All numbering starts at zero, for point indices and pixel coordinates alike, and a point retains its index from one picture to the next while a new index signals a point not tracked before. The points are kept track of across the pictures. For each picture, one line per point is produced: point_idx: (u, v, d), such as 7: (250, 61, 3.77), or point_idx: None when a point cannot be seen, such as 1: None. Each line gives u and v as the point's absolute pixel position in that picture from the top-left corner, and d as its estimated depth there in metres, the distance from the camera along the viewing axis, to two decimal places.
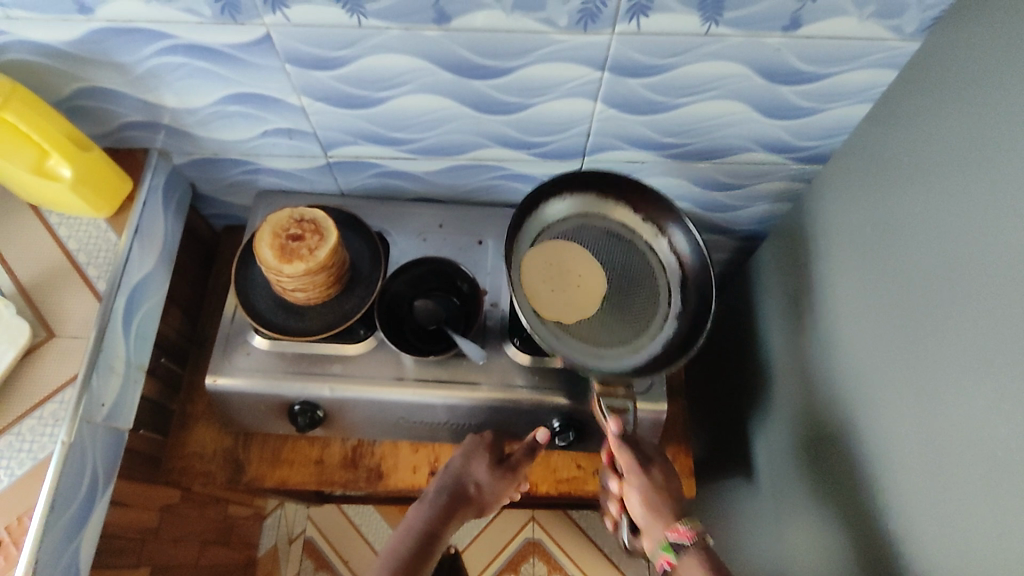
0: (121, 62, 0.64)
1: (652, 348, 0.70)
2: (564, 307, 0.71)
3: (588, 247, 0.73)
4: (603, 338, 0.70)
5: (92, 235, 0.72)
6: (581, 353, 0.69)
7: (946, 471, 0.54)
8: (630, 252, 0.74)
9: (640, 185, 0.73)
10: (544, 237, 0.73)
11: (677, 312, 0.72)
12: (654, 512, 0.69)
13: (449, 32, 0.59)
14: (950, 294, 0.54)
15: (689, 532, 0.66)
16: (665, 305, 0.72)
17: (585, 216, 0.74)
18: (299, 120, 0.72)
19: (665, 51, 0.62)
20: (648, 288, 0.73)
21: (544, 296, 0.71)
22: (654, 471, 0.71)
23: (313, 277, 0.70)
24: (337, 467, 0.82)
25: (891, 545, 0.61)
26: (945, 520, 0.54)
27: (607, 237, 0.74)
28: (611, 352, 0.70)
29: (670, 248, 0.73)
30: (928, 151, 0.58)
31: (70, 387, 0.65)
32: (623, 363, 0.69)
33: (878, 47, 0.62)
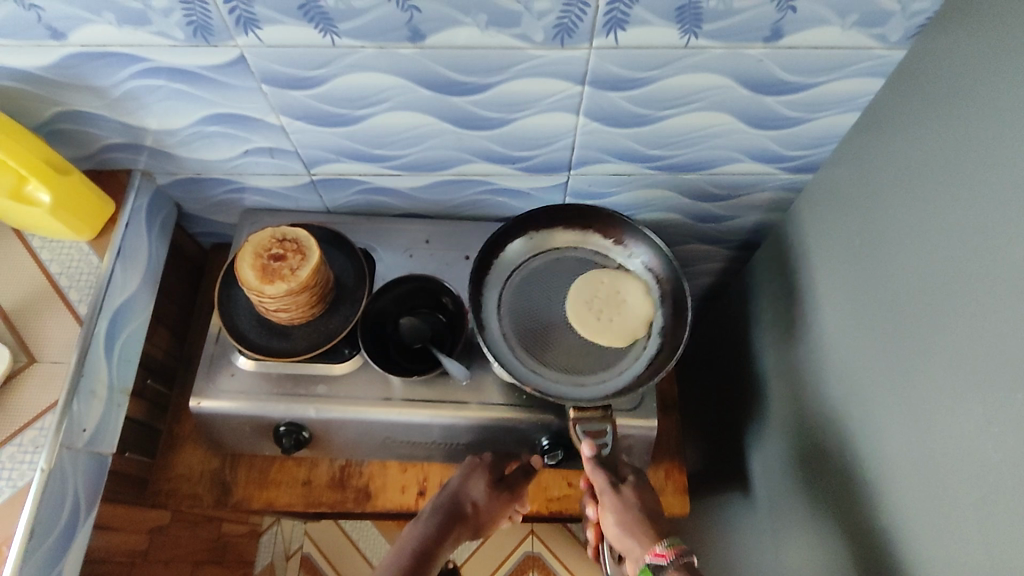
0: (97, 85, 0.64)
1: (635, 367, 0.70)
2: (547, 340, 0.71)
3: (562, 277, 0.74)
4: (580, 366, 0.70)
5: (74, 259, 0.72)
6: (558, 384, 0.69)
7: (938, 493, 0.52)
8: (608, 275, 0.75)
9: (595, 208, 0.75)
10: (515, 277, 0.75)
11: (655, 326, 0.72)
12: (630, 532, 0.65)
13: (424, 50, 0.58)
14: (939, 311, 0.53)
15: (668, 553, 0.61)
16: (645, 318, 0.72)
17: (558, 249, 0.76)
18: (280, 139, 0.71)
19: (645, 64, 0.61)
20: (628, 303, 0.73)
21: (520, 330, 0.72)
22: (626, 490, 0.67)
23: (295, 298, 0.70)
24: (325, 488, 0.81)
25: (883, 567, 0.59)
26: (935, 542, 0.52)
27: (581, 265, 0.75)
28: (590, 378, 0.70)
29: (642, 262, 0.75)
30: (916, 162, 0.56)
31: (51, 414, 0.65)
32: (605, 385, 0.69)
33: (864, 56, 0.61)
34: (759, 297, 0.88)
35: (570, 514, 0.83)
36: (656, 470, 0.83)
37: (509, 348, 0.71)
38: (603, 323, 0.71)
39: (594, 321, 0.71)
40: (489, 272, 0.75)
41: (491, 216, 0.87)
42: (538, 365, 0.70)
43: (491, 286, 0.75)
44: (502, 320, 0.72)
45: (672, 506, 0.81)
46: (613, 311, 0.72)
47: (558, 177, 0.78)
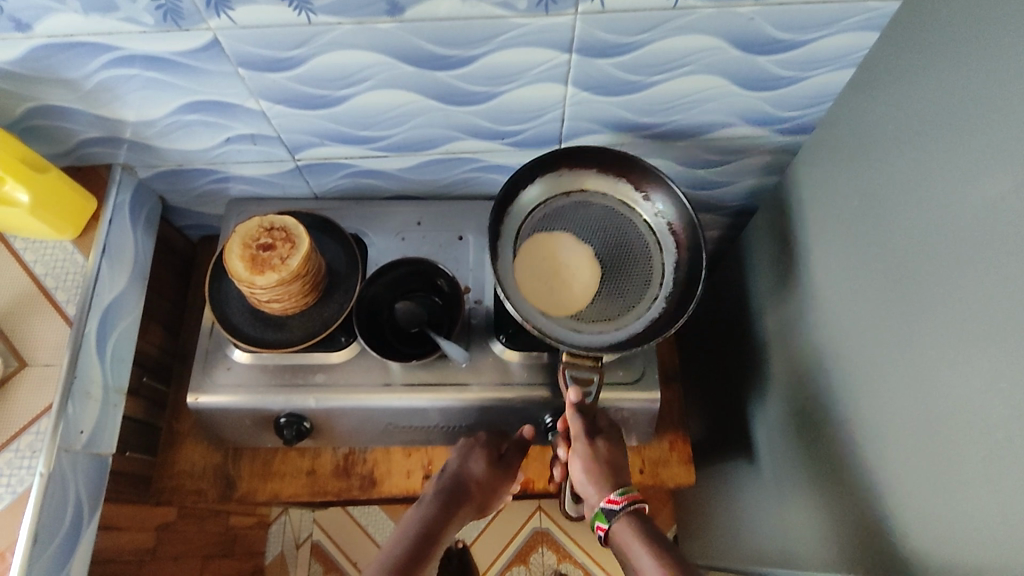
0: (69, 78, 0.62)
1: (635, 326, 0.68)
2: (552, 283, 0.69)
3: (583, 229, 0.72)
4: (586, 313, 0.68)
5: (59, 259, 0.70)
6: (557, 328, 0.66)
7: (940, 451, 0.52)
8: (626, 226, 0.72)
9: (627, 159, 0.71)
10: (534, 216, 0.72)
11: (667, 296, 0.70)
12: (592, 480, 0.66)
13: (403, 23, 0.56)
14: (941, 267, 0.52)
15: (622, 500, 0.63)
16: (657, 287, 0.70)
17: (586, 193, 0.73)
18: (262, 125, 0.69)
19: (633, 28, 0.59)
20: (642, 268, 0.71)
21: (531, 275, 0.69)
22: (600, 444, 0.68)
23: (287, 287, 0.69)
24: (330, 477, 0.80)
25: (885, 529, 0.60)
26: (940, 504, 0.52)
27: (606, 216, 0.72)
28: (588, 328, 0.68)
29: (659, 214, 0.72)
30: (916, 116, 0.55)
31: (46, 417, 0.64)
32: (601, 338, 0.67)
33: (857, 9, 0.59)
34: (757, 264, 0.87)
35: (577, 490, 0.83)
36: (661, 441, 0.82)
37: (518, 289, 0.67)
38: (580, 279, 0.69)
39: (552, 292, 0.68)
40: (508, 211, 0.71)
41: (482, 194, 0.85)
42: (544, 309, 0.67)
43: (504, 221, 0.71)
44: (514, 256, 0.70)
45: (677, 476, 0.81)
46: (572, 268, 0.70)
47: (549, 151, 0.77)
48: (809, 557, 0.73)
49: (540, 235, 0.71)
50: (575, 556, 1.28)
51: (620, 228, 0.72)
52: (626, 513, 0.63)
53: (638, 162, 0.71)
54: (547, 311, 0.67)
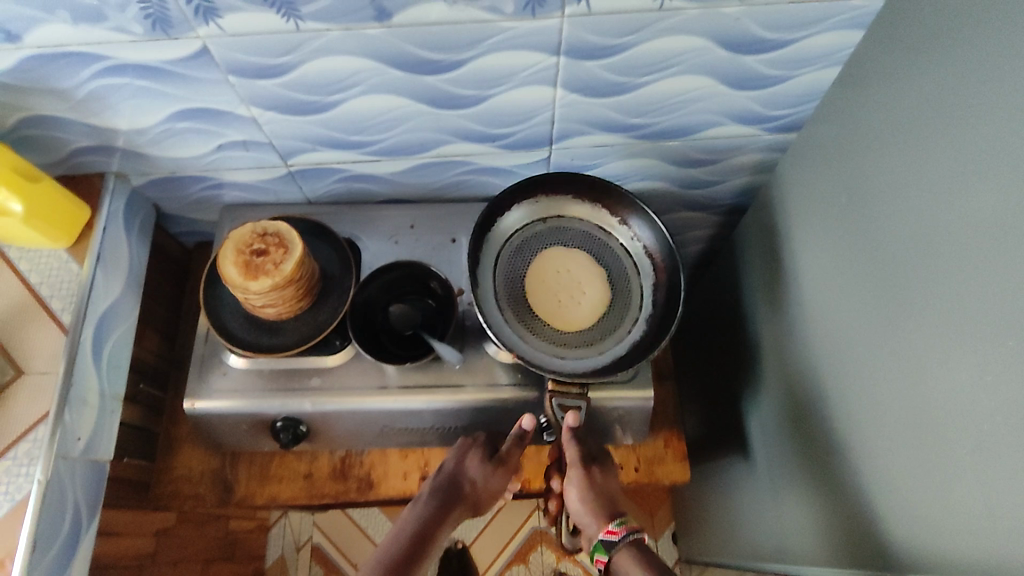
0: (60, 88, 0.62)
1: (615, 347, 0.72)
2: (535, 308, 0.73)
3: (561, 251, 0.76)
4: (568, 337, 0.72)
5: (53, 268, 0.70)
6: (540, 352, 0.71)
7: (929, 444, 0.53)
8: (604, 250, 0.76)
9: (603, 186, 0.75)
10: (514, 240, 0.76)
11: (644, 317, 0.73)
12: (589, 508, 0.68)
13: (392, 28, 0.57)
14: (928, 263, 0.52)
15: (620, 530, 0.65)
16: (635, 306, 0.74)
17: (564, 218, 0.77)
18: (253, 132, 0.70)
19: (621, 30, 0.59)
20: (621, 290, 0.75)
21: (513, 296, 0.74)
22: (595, 471, 0.71)
23: (281, 292, 0.69)
24: (327, 480, 0.81)
25: (877, 524, 0.60)
26: (929, 497, 0.53)
27: (584, 240, 0.76)
28: (570, 350, 0.72)
29: (635, 240, 0.76)
30: (901, 114, 0.55)
31: (43, 425, 0.64)
32: (584, 361, 0.71)
33: (843, 8, 0.59)
34: (749, 262, 0.87)
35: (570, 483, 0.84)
36: (656, 440, 0.82)
37: (502, 314, 0.72)
38: (583, 309, 0.74)
39: (557, 314, 0.73)
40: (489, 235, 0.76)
41: (474, 196, 0.86)
42: (526, 332, 0.72)
43: (487, 245, 0.75)
44: (497, 278, 0.74)
45: (672, 474, 0.81)
46: (575, 296, 0.74)
47: (540, 152, 0.77)
48: (803, 552, 0.74)
49: (521, 259, 0.75)
50: (574, 554, 1.29)
51: (598, 253, 0.76)
52: (626, 543, 0.64)
53: (616, 190, 0.75)
54: (530, 334, 0.72)
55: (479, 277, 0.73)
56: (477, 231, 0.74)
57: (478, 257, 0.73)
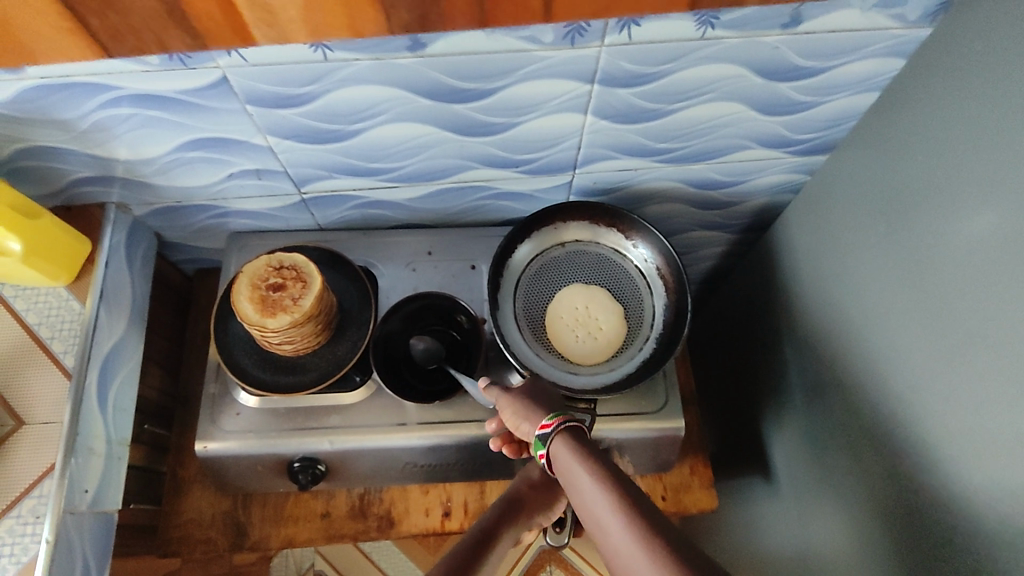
0: (63, 119, 0.58)
1: (627, 367, 0.71)
2: (551, 329, 0.73)
3: (578, 277, 0.75)
4: (582, 356, 0.72)
5: (53, 306, 0.66)
6: (554, 372, 0.70)
7: (972, 485, 0.52)
8: (620, 274, 0.75)
9: (617, 212, 0.75)
10: (533, 264, 0.76)
11: (656, 337, 0.73)
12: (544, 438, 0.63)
13: (424, 58, 0.54)
14: (971, 299, 0.51)
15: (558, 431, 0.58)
16: (647, 329, 0.73)
17: (581, 242, 0.76)
18: (268, 161, 0.66)
19: (658, 58, 0.57)
20: (635, 314, 0.74)
21: (530, 319, 0.73)
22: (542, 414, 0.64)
23: (300, 328, 0.66)
24: (346, 519, 0.78)
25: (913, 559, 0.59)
26: (972, 537, 0.52)
27: (600, 264, 0.76)
28: (585, 371, 0.71)
29: (647, 260, 0.75)
30: (940, 146, 0.54)
31: (49, 479, 0.60)
32: (597, 380, 0.71)
33: (880, 37, 0.58)
34: (768, 282, 0.86)
35: None
36: (681, 466, 0.81)
37: (518, 336, 0.72)
38: (601, 336, 0.72)
39: (574, 343, 0.72)
40: (509, 259, 0.75)
41: (491, 219, 0.83)
42: (541, 352, 0.71)
43: (506, 268, 0.75)
44: (515, 301, 0.74)
45: (700, 502, 0.80)
46: (593, 325, 0.73)
47: (562, 177, 0.75)
48: None
49: (538, 284, 0.75)
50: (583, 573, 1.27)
51: (613, 276, 0.75)
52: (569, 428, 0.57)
53: (626, 214, 0.74)
54: (546, 353, 0.72)
55: (497, 303, 0.73)
56: (496, 252, 0.74)
57: (495, 281, 0.73)
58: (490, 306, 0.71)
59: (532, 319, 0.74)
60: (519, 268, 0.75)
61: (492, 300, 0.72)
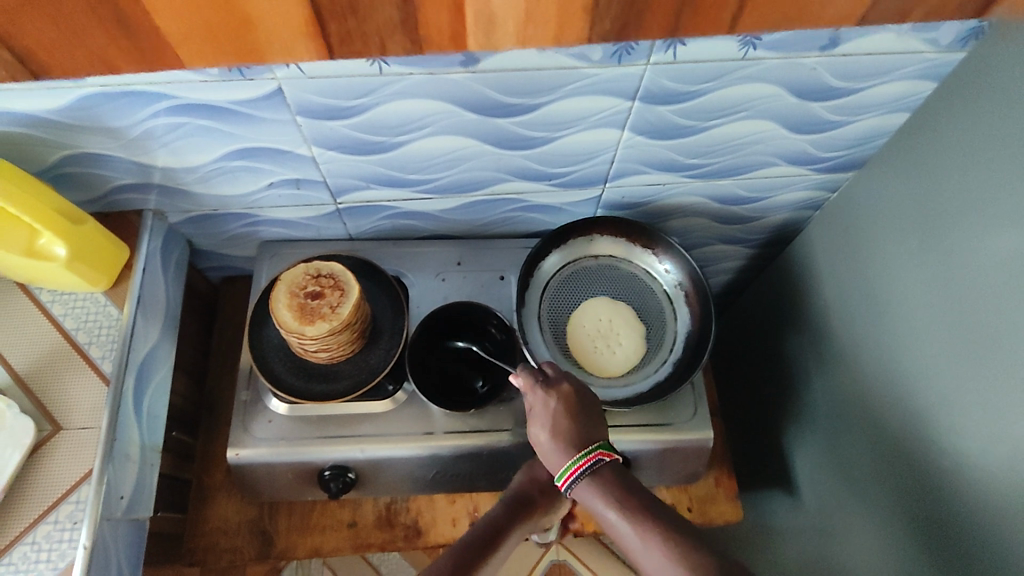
0: (113, 126, 0.58)
1: (641, 386, 0.72)
2: (573, 334, 0.74)
3: (607, 291, 0.77)
4: (599, 366, 0.73)
5: (90, 312, 0.66)
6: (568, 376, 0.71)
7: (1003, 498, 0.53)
8: (648, 294, 0.77)
9: (652, 232, 0.76)
10: (565, 270, 0.77)
11: (674, 360, 0.74)
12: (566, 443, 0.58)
13: (475, 73, 0.55)
14: (1008, 315, 0.52)
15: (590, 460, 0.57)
16: (665, 352, 0.74)
17: (615, 257, 0.78)
18: (309, 170, 0.67)
19: (699, 77, 0.59)
20: (655, 337, 0.75)
21: (552, 324, 0.75)
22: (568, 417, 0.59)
23: (337, 337, 0.66)
24: (373, 528, 0.78)
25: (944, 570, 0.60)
26: (1008, 550, 0.53)
27: (631, 283, 0.77)
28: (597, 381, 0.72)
29: (676, 284, 0.76)
30: (973, 167, 0.56)
31: (86, 485, 0.60)
32: (608, 392, 0.72)
33: (913, 60, 0.60)
34: (789, 297, 0.88)
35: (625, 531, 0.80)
36: (706, 478, 0.82)
37: (538, 337, 0.74)
38: (620, 352, 0.73)
39: (592, 351, 0.74)
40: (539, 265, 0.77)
41: (519, 231, 0.85)
42: (559, 356, 0.73)
43: (537, 269, 0.77)
44: (542, 303, 0.76)
45: (724, 513, 0.81)
46: (614, 339, 0.74)
47: (593, 190, 0.77)
48: None
49: (565, 292, 0.77)
50: None
51: (642, 297, 0.77)
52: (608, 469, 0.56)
53: (660, 234, 0.76)
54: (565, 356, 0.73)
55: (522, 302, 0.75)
56: (531, 252, 0.76)
57: (522, 279, 0.75)
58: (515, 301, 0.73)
59: (557, 327, 0.75)
60: (548, 273, 0.77)
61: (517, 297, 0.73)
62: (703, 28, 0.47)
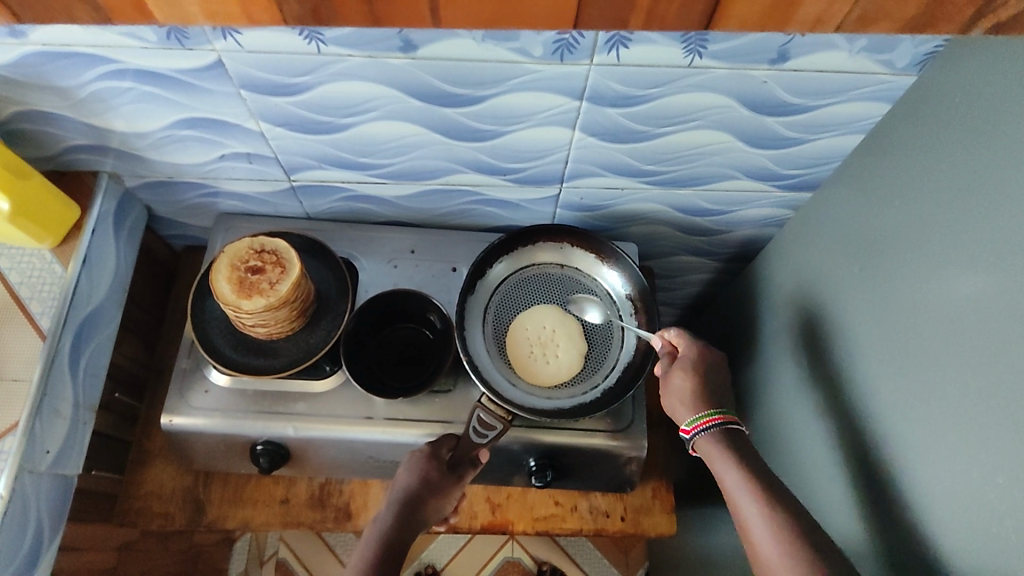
0: (61, 86, 0.59)
1: (566, 402, 0.71)
2: (514, 334, 0.73)
3: (562, 303, 0.76)
4: (531, 372, 0.72)
5: (36, 267, 0.67)
6: (495, 373, 0.70)
7: (921, 531, 0.52)
8: (602, 316, 0.75)
9: (618, 254, 0.75)
10: (527, 272, 0.77)
11: (607, 386, 0.72)
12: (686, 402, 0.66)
13: (416, 60, 0.55)
14: (934, 348, 0.51)
15: (692, 429, 0.64)
16: (600, 377, 0.73)
17: (579, 273, 0.77)
18: (259, 145, 0.67)
19: (647, 82, 0.58)
20: (595, 361, 0.73)
21: (495, 323, 0.74)
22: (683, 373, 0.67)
23: (274, 313, 0.66)
24: (305, 507, 0.78)
25: None
26: None
27: (588, 302, 0.76)
28: (523, 386, 0.71)
29: (631, 311, 0.75)
30: (918, 193, 0.55)
31: (10, 436, 0.60)
32: (531, 399, 0.70)
33: (868, 81, 0.59)
34: (748, 314, 0.87)
35: (557, 534, 0.80)
36: (643, 488, 0.82)
37: (478, 332, 0.73)
38: (553, 364, 0.72)
39: (528, 354, 0.72)
40: (500, 263, 0.76)
41: (478, 224, 0.84)
42: (494, 354, 0.72)
43: (498, 263, 0.76)
44: (494, 300, 0.75)
45: (658, 525, 0.80)
46: (553, 350, 0.73)
47: (550, 189, 0.76)
48: None
49: (518, 294, 0.76)
50: None
51: (596, 317, 0.75)
52: (716, 433, 0.63)
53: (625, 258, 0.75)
54: (502, 352, 0.73)
55: (472, 293, 0.74)
56: (497, 245, 0.76)
57: (478, 268, 0.75)
58: (464, 289, 0.73)
59: (498, 328, 0.74)
60: (504, 270, 0.76)
61: (466, 286, 0.74)
62: (405, 22, 0.44)
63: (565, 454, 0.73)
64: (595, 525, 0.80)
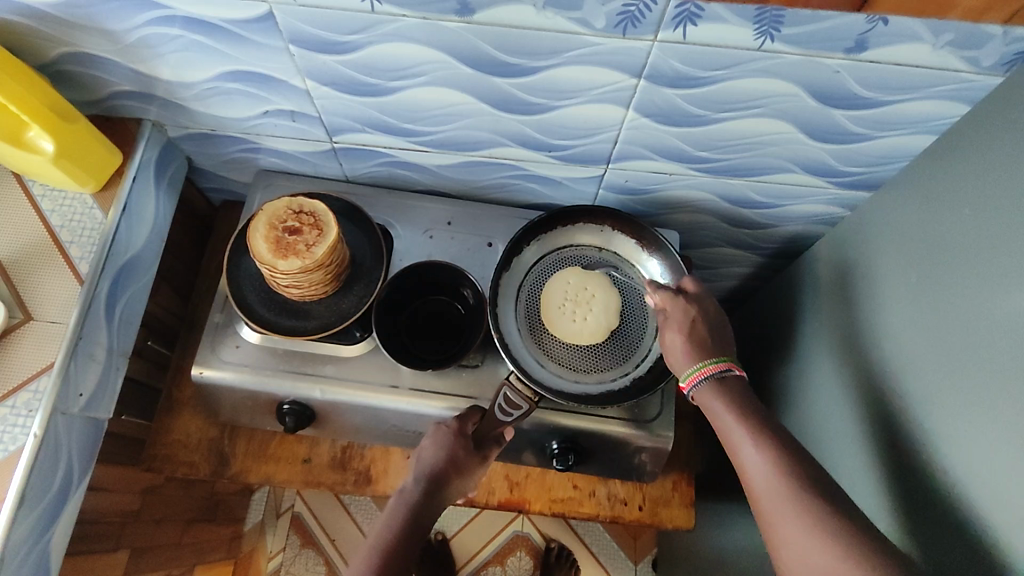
0: (109, 29, 0.58)
1: (593, 387, 0.70)
2: (550, 295, 0.72)
3: None
4: (561, 354, 0.70)
5: (77, 212, 0.67)
6: (524, 353, 0.69)
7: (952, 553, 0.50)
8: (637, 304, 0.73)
9: (659, 241, 0.73)
10: (564, 253, 0.75)
11: (637, 374, 0.70)
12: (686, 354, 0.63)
13: (471, 25, 0.53)
14: (985, 366, 0.48)
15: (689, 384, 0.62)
16: (631, 365, 0.71)
17: (618, 258, 0.75)
18: (302, 103, 0.66)
19: (711, 63, 0.55)
20: (627, 349, 0.71)
21: (528, 303, 0.73)
22: (673, 333, 0.64)
23: (308, 275, 0.66)
24: (326, 468, 0.79)
25: None
26: None
27: (625, 288, 0.74)
28: (551, 368, 0.70)
29: None
30: (988, 202, 0.51)
31: (46, 376, 0.61)
32: (558, 382, 0.69)
33: (948, 78, 0.55)
34: (787, 312, 0.84)
35: (573, 517, 0.80)
36: (664, 480, 0.81)
37: (509, 309, 0.72)
38: (577, 324, 0.70)
39: (559, 310, 0.71)
40: (537, 242, 0.75)
41: (517, 199, 0.82)
42: (524, 334, 0.71)
43: (535, 242, 0.75)
44: (528, 279, 0.74)
45: (675, 518, 0.79)
46: (585, 310, 0.71)
47: (595, 169, 0.74)
48: None
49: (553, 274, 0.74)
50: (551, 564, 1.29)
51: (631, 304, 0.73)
52: (711, 381, 0.60)
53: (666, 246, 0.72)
54: (534, 331, 0.71)
55: (507, 269, 0.73)
56: (536, 223, 0.74)
57: (516, 244, 0.73)
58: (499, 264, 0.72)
59: (531, 307, 0.73)
60: (541, 251, 0.75)
61: (502, 261, 0.72)
62: None
63: (588, 440, 0.72)
64: (612, 512, 0.79)
